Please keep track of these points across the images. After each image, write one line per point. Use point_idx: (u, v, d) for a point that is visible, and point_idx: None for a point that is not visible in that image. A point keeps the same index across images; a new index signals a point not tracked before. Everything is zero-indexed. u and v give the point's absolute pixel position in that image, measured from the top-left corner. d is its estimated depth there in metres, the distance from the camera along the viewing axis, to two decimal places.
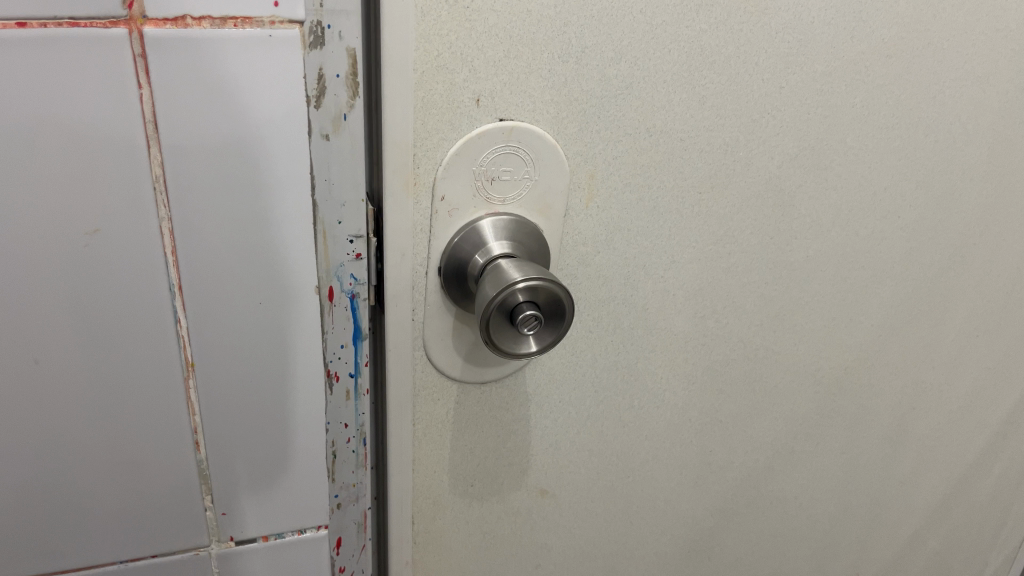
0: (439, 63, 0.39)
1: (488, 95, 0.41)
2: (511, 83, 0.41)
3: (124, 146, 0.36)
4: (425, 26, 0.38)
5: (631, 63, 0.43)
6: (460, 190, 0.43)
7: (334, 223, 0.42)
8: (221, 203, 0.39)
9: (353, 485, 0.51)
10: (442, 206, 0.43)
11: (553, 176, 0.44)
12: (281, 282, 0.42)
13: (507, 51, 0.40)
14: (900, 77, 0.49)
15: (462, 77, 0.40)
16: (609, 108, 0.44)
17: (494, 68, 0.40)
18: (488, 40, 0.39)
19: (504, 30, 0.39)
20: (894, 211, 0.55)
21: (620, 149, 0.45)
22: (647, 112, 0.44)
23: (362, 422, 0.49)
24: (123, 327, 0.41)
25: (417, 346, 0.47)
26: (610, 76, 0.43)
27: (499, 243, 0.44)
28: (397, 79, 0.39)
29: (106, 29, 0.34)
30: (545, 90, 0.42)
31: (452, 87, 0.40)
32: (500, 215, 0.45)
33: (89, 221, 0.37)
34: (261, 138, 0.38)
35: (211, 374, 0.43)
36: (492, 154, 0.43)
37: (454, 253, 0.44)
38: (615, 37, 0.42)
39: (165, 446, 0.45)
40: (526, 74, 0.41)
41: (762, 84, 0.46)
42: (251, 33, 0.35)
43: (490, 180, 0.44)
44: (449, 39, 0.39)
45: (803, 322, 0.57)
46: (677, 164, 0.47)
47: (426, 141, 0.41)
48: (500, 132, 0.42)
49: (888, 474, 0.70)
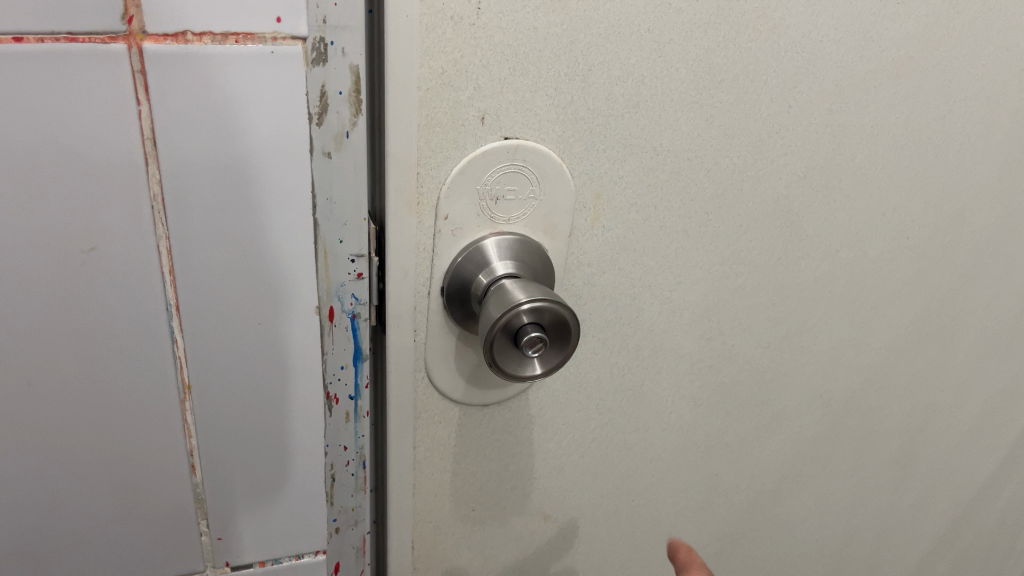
0: (443, 81, 0.38)
1: (494, 113, 0.40)
2: (516, 101, 0.40)
3: (121, 164, 0.36)
4: (430, 44, 0.37)
5: (638, 81, 0.42)
6: (464, 210, 0.42)
7: (335, 242, 0.41)
8: (219, 223, 0.38)
9: (352, 509, 0.50)
10: (445, 225, 0.42)
11: (559, 195, 0.44)
12: (280, 301, 0.41)
13: (513, 69, 0.39)
14: (909, 96, 0.48)
15: (467, 95, 0.39)
16: (615, 127, 0.43)
17: (500, 86, 0.39)
18: (493, 57, 0.39)
19: (510, 47, 0.39)
20: (903, 232, 0.54)
21: (626, 168, 0.44)
22: (654, 131, 0.44)
23: (361, 445, 0.48)
24: (118, 348, 0.40)
25: (418, 368, 0.46)
26: (616, 93, 0.42)
27: (503, 263, 0.43)
28: (401, 96, 0.38)
29: (105, 44, 0.33)
30: (551, 108, 0.41)
31: (457, 104, 0.39)
32: (505, 234, 0.44)
33: (85, 239, 0.37)
34: (261, 155, 0.37)
35: (208, 397, 0.43)
36: (497, 173, 0.42)
37: (458, 273, 0.44)
38: (622, 55, 0.41)
39: (159, 470, 0.44)
40: (532, 92, 0.40)
41: (770, 103, 0.45)
42: (252, 49, 0.35)
43: (495, 200, 0.43)
44: (454, 56, 0.38)
45: (810, 344, 0.56)
46: (684, 183, 0.46)
47: (430, 159, 0.40)
48: (505, 151, 0.41)
49: (897, 498, 0.69)
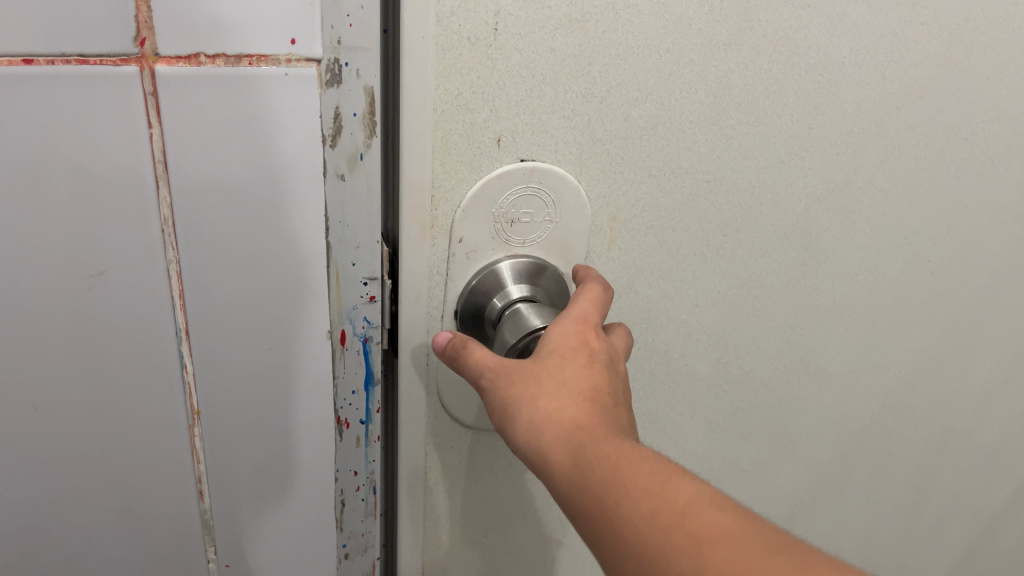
0: (459, 102, 0.38)
1: (510, 135, 0.40)
2: (532, 123, 0.40)
3: (131, 186, 0.35)
4: (446, 67, 0.37)
5: (656, 102, 0.41)
6: (478, 232, 0.42)
7: (348, 265, 0.41)
8: (230, 246, 0.37)
9: (362, 535, 0.50)
10: (459, 247, 0.42)
11: (575, 218, 0.43)
12: (290, 326, 0.40)
13: (529, 91, 0.39)
14: (931, 118, 0.48)
15: (483, 116, 0.39)
16: (632, 149, 0.42)
17: (516, 107, 0.39)
18: (509, 79, 0.38)
19: (528, 69, 0.38)
20: (924, 255, 0.53)
21: (644, 191, 0.44)
22: (672, 153, 0.43)
23: (371, 470, 0.48)
24: (126, 373, 0.39)
25: (430, 392, 0.46)
26: (634, 115, 0.41)
27: (518, 287, 0.43)
28: (415, 118, 0.37)
29: (117, 66, 0.32)
30: (568, 131, 0.40)
31: (472, 127, 0.39)
32: (519, 257, 0.44)
33: (94, 263, 0.36)
34: (273, 178, 0.36)
35: (216, 423, 0.42)
36: (512, 197, 0.41)
37: (472, 296, 0.43)
38: (640, 77, 0.40)
39: (167, 496, 0.43)
40: (548, 114, 0.40)
41: (790, 124, 0.44)
42: (266, 71, 0.34)
43: (509, 222, 0.43)
44: (470, 78, 0.37)
45: (828, 367, 0.55)
46: (702, 206, 0.45)
47: (445, 181, 0.40)
48: (521, 174, 0.41)
49: (915, 523, 0.68)
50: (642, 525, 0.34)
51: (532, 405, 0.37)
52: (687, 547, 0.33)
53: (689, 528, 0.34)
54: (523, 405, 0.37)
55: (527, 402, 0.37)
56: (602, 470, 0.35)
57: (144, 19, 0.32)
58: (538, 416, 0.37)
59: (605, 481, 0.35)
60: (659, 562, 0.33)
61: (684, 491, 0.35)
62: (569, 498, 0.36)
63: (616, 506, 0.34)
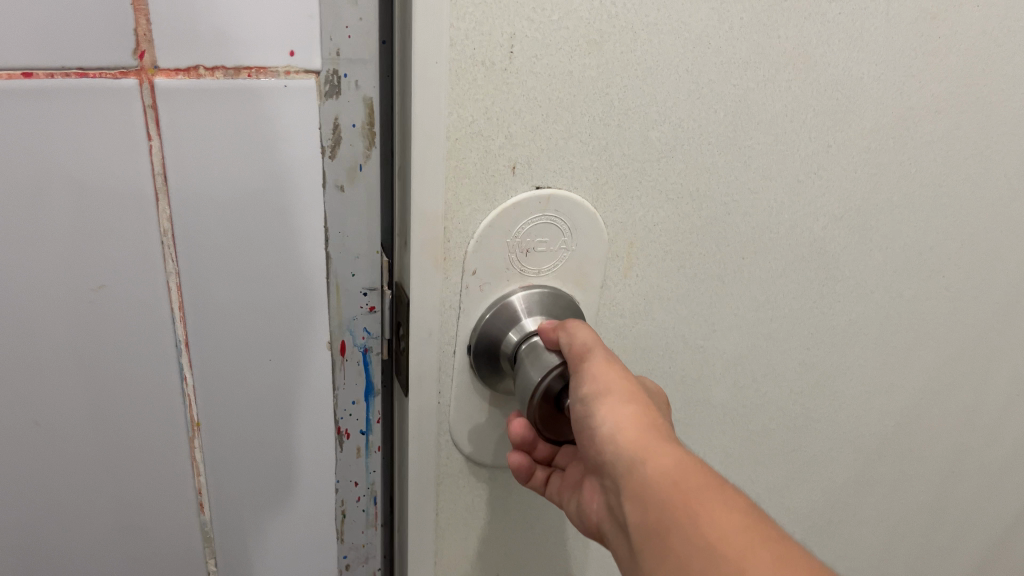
0: (473, 129, 0.36)
1: (524, 162, 0.38)
2: (547, 148, 0.38)
3: (131, 199, 0.35)
4: (457, 97, 0.35)
5: (674, 124, 0.40)
6: (492, 263, 0.41)
7: (346, 276, 0.41)
8: (230, 258, 0.37)
9: (363, 545, 0.50)
10: (473, 279, 0.41)
11: (591, 247, 0.42)
12: (290, 337, 0.40)
13: (545, 116, 0.37)
14: (948, 132, 0.48)
15: (497, 143, 0.37)
16: (648, 174, 0.41)
17: (532, 133, 0.37)
18: (525, 103, 0.36)
19: (543, 93, 0.36)
20: (941, 272, 0.54)
21: (659, 216, 0.43)
22: (690, 176, 0.42)
23: (372, 481, 0.48)
24: (127, 386, 0.39)
25: (441, 430, 0.45)
26: (652, 137, 0.40)
27: (533, 318, 0.42)
28: (427, 149, 0.36)
29: (116, 80, 0.32)
30: (582, 157, 0.39)
31: (485, 156, 0.37)
32: (533, 287, 0.43)
33: (95, 275, 0.36)
34: (270, 189, 0.36)
35: (217, 435, 0.42)
36: (528, 225, 0.40)
37: (486, 328, 0.42)
38: (658, 97, 0.39)
39: (168, 510, 0.43)
40: (563, 139, 0.38)
41: (808, 142, 0.44)
42: (265, 83, 0.34)
43: (525, 252, 0.41)
44: (484, 103, 0.36)
45: (844, 390, 0.56)
46: (719, 229, 0.45)
47: (459, 210, 0.38)
48: (536, 202, 0.40)
49: (922, 537, 0.68)
50: (731, 531, 0.31)
51: (636, 405, 0.37)
52: (770, 563, 0.30)
53: (773, 549, 0.31)
54: (628, 401, 0.37)
55: (635, 404, 0.37)
56: (702, 476, 0.34)
57: (144, 33, 0.32)
58: (640, 414, 0.37)
59: (702, 484, 0.33)
60: (739, 568, 0.30)
61: (763, 520, 0.33)
62: (656, 494, 0.34)
63: (706, 505, 0.33)
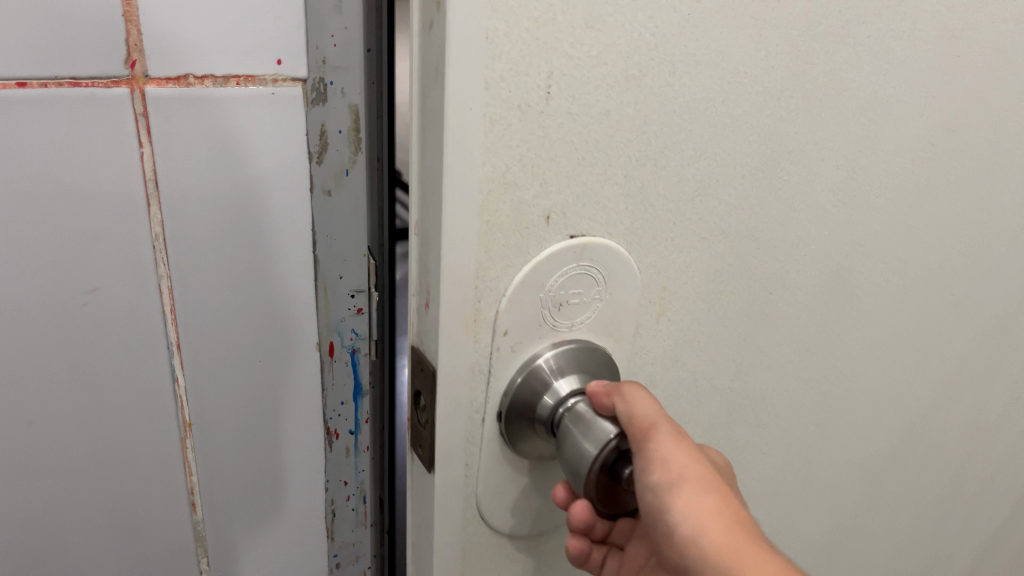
0: (508, 178, 0.26)
1: (561, 212, 0.29)
2: (583, 194, 0.29)
3: (123, 204, 0.36)
4: (492, 134, 0.25)
5: (710, 159, 0.32)
6: (524, 322, 0.30)
7: (334, 279, 0.42)
8: (220, 260, 0.38)
9: (352, 545, 0.51)
10: (504, 341, 0.30)
11: (624, 297, 0.32)
12: (278, 337, 0.42)
13: (580, 159, 0.28)
14: (998, 117, 0.44)
15: (532, 192, 0.27)
16: (685, 213, 0.33)
17: (567, 180, 0.28)
18: (561, 146, 0.27)
19: (581, 133, 0.27)
20: (956, 280, 0.51)
21: (703, 259, 0.34)
22: (721, 216, 0.34)
23: (361, 480, 0.49)
24: (120, 388, 0.40)
25: (469, 505, 0.33)
26: (690, 175, 0.32)
27: (567, 378, 0.32)
28: (454, 198, 0.26)
29: (108, 89, 0.33)
30: (618, 201, 0.30)
31: (515, 195, 0.27)
32: (566, 347, 0.32)
33: (89, 279, 0.37)
34: (257, 193, 0.38)
35: (208, 434, 0.42)
36: (561, 280, 0.30)
37: (517, 399, 0.31)
38: (700, 139, 0.31)
39: (160, 509, 0.43)
40: (597, 183, 0.29)
41: (869, 125, 0.38)
42: (253, 91, 0.35)
43: (558, 306, 0.31)
44: (519, 150, 0.26)
45: (861, 413, 0.52)
46: (769, 270, 0.38)
47: (491, 269, 0.28)
48: (571, 252, 0.30)
49: (917, 544, 0.67)
50: None
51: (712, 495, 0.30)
52: None
53: None
54: (704, 494, 0.30)
55: (714, 493, 0.31)
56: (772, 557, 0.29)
57: (135, 43, 0.33)
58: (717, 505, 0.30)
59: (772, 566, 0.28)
60: None
61: None
62: None
63: None
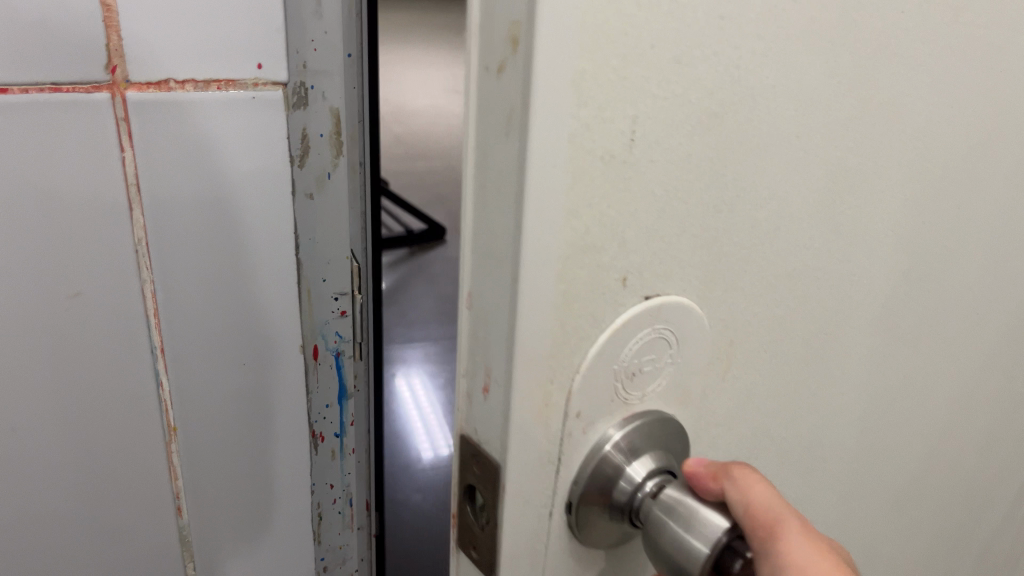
0: (588, 241, 0.19)
1: (642, 269, 0.21)
2: (661, 249, 0.22)
3: (105, 210, 0.35)
4: (574, 189, 0.18)
5: (782, 199, 0.25)
6: (592, 400, 0.22)
7: (318, 282, 0.43)
8: (203, 264, 0.38)
9: (339, 547, 0.52)
10: (574, 423, 0.22)
11: (699, 356, 0.25)
12: (263, 340, 0.42)
13: (673, 217, 0.21)
14: None
15: (611, 252, 0.20)
16: (759, 259, 0.25)
17: (647, 234, 0.21)
18: (647, 204, 0.20)
19: (676, 181, 0.21)
20: None
21: (767, 308, 0.27)
22: (791, 266, 0.27)
23: (346, 482, 0.50)
24: (104, 393, 0.39)
25: None
26: (758, 220, 0.24)
27: (643, 461, 0.24)
28: (529, 282, 0.19)
29: (89, 94, 0.33)
30: (695, 251, 0.23)
31: (594, 258, 0.20)
32: (638, 423, 0.24)
33: (70, 284, 0.36)
34: (238, 197, 0.38)
35: (194, 438, 0.42)
36: (635, 345, 0.23)
37: (590, 488, 0.23)
38: (774, 167, 0.23)
39: (147, 515, 0.43)
40: (675, 236, 0.22)
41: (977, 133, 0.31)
42: (234, 95, 0.36)
43: (630, 375, 0.23)
44: (600, 207, 0.19)
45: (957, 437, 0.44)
46: (846, 305, 0.31)
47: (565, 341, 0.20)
48: (648, 314, 0.22)
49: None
50: None
51: None
52: None
53: None
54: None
55: None
56: None
57: (116, 48, 0.33)
58: None
59: None
60: None
61: None
62: None
63: None
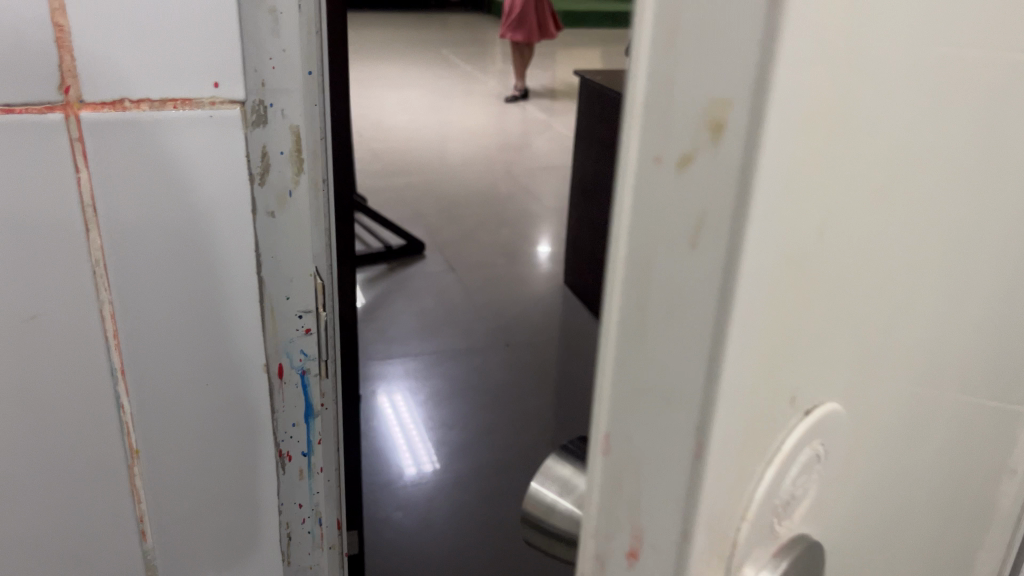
0: (772, 367, 0.19)
1: (803, 389, 0.21)
2: (824, 362, 0.21)
3: (61, 227, 0.35)
4: (767, 313, 0.17)
5: (918, 273, 0.24)
6: (757, 538, 0.21)
7: (281, 300, 0.42)
8: (162, 283, 0.38)
9: (309, 567, 0.51)
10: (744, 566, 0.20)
11: (839, 466, 0.24)
12: (226, 361, 0.41)
13: (835, 323, 0.21)
14: None
15: (787, 373, 0.19)
16: (891, 353, 0.25)
17: (817, 345, 0.20)
18: (823, 310, 0.20)
19: (843, 287, 0.20)
20: None
21: (895, 397, 0.26)
22: (916, 345, 0.26)
23: (315, 501, 0.49)
24: (65, 415, 0.39)
25: None
26: (899, 303, 0.24)
27: None
28: (719, 421, 0.17)
29: (43, 115, 0.33)
30: (845, 361, 0.22)
31: (771, 379, 0.19)
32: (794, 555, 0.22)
33: (28, 304, 0.36)
34: (197, 216, 0.37)
35: (157, 460, 0.42)
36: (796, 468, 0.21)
37: None
38: (914, 249, 0.23)
39: (110, 539, 0.42)
40: (835, 345, 0.21)
41: None
42: (190, 114, 0.35)
43: (789, 499, 0.22)
44: (786, 330, 0.19)
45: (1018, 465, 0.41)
46: (952, 361, 0.29)
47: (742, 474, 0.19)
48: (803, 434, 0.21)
49: None
50: None
51: None
52: None
53: None
54: None
55: None
56: None
57: (69, 68, 0.33)
58: None
59: None
60: None
61: None
62: None
63: None
